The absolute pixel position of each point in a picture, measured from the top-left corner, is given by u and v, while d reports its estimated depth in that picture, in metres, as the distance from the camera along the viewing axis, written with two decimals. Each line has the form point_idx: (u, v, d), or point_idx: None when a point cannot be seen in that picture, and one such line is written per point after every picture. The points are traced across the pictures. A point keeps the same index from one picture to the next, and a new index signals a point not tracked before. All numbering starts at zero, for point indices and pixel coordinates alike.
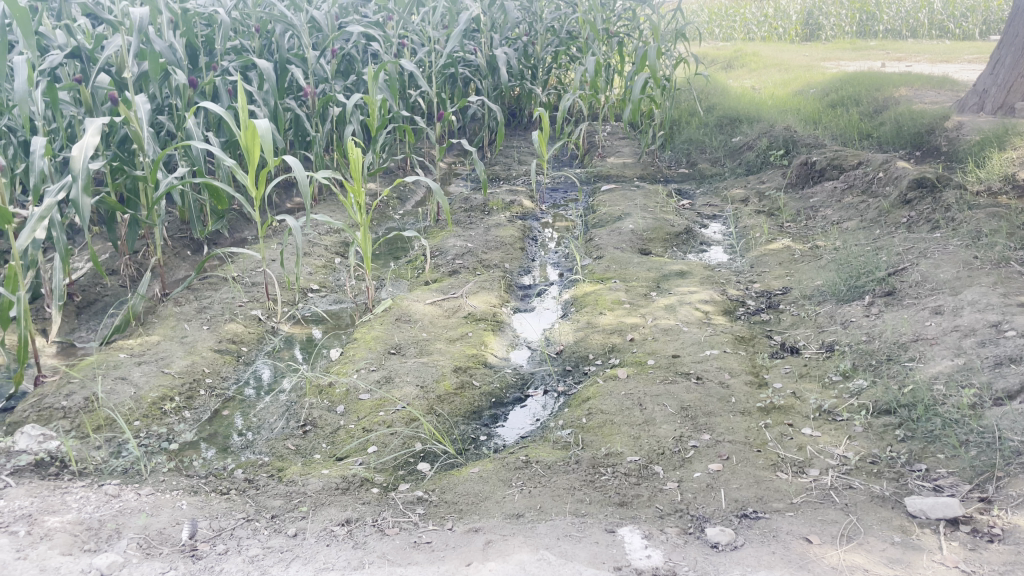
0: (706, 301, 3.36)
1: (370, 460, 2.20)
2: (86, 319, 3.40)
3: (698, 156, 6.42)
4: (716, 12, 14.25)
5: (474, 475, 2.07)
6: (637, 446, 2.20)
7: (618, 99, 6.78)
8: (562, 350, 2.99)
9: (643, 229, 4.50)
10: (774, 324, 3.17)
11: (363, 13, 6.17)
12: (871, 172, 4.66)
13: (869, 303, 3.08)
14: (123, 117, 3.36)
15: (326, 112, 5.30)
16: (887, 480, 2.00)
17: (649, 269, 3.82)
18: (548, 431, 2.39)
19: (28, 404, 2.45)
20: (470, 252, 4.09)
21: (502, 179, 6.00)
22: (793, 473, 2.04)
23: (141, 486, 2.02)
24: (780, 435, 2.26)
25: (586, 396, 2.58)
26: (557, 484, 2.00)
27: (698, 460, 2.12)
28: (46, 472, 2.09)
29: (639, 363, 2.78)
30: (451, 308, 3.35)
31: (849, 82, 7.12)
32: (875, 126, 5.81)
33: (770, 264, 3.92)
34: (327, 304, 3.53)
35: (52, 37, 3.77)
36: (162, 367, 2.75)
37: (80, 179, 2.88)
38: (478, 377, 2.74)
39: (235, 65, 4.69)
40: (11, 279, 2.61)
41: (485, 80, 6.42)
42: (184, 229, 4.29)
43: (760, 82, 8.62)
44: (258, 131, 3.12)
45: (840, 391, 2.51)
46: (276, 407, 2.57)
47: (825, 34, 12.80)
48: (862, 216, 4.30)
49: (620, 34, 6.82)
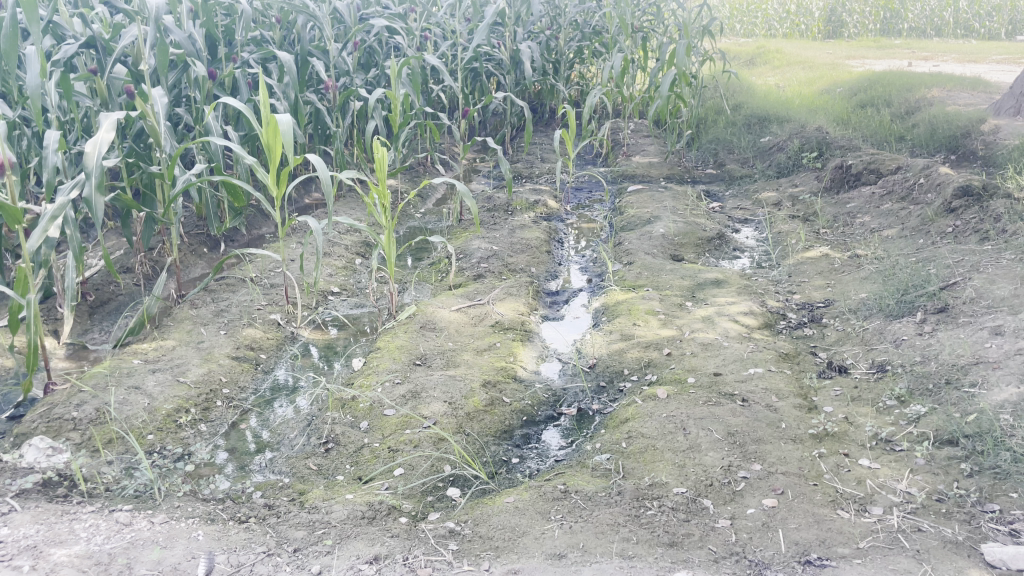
0: (745, 313, 3.20)
1: (397, 485, 2.07)
2: (100, 320, 3.28)
3: (726, 156, 6.24)
4: (736, 9, 14.03)
5: (510, 505, 1.94)
6: (683, 477, 2.06)
7: (645, 95, 6.58)
8: (596, 364, 2.84)
9: (674, 234, 4.34)
10: (818, 340, 3.02)
11: (384, 4, 6.01)
12: (911, 177, 4.47)
13: (921, 320, 2.90)
14: (139, 111, 3.22)
15: (347, 106, 5.14)
16: (958, 523, 1.84)
17: (683, 277, 3.66)
18: (585, 456, 2.25)
19: (37, 414, 2.32)
20: (496, 255, 3.95)
21: (525, 177, 5.83)
22: (855, 512, 1.89)
23: (155, 513, 1.89)
24: (835, 466, 2.11)
25: (625, 417, 2.43)
26: (600, 519, 1.87)
27: (751, 494, 1.97)
28: (54, 494, 1.96)
29: (679, 381, 2.62)
30: (477, 315, 3.21)
31: (878, 81, 6.91)
32: (908, 128, 5.61)
33: (809, 273, 3.76)
34: (347, 308, 3.39)
35: (67, 24, 3.62)
36: (178, 376, 2.62)
37: (93, 176, 2.72)
38: (508, 393, 2.59)
39: (255, 57, 4.53)
40: (20, 281, 2.46)
41: (509, 75, 6.23)
42: (201, 226, 4.18)
43: (784, 80, 8.41)
44: (281, 128, 2.94)
45: (896, 417, 2.36)
46: (297, 422, 2.43)
47: (848, 31, 12.46)
48: (904, 224, 4.11)
49: (646, 30, 6.60)
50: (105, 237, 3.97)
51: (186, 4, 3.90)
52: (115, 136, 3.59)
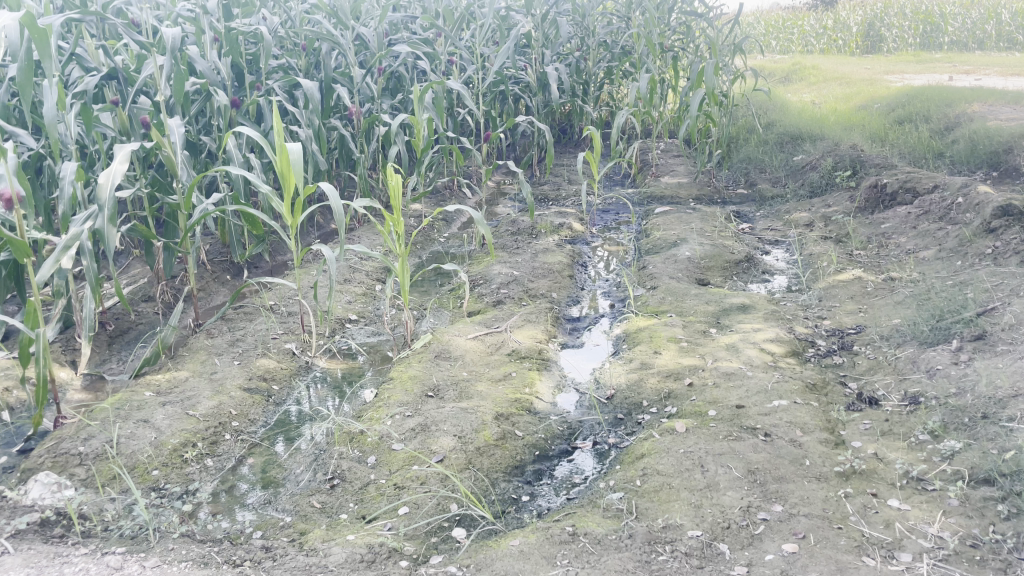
0: (771, 341, 3.08)
1: (400, 525, 2.00)
2: (118, 350, 3.28)
3: (758, 176, 6.11)
4: (773, 27, 14.22)
5: (515, 549, 1.86)
6: (699, 518, 1.96)
7: (674, 115, 6.48)
8: (614, 396, 2.75)
9: (701, 257, 4.23)
10: (848, 369, 2.89)
11: (411, 30, 6.02)
12: (949, 197, 4.33)
13: (957, 349, 2.76)
14: (155, 141, 3.22)
15: (372, 132, 5.13)
16: (993, 572, 1.71)
17: (708, 302, 3.55)
18: (597, 494, 2.16)
19: (44, 449, 2.30)
20: (516, 281, 3.88)
21: (551, 199, 5.77)
22: (881, 558, 1.78)
23: (147, 556, 1.85)
24: (863, 507, 1.99)
25: (641, 452, 2.33)
26: (608, 565, 1.78)
27: (770, 538, 1.87)
28: (50, 534, 1.93)
29: (700, 414, 2.52)
30: (494, 344, 3.14)
31: (917, 97, 6.73)
32: (947, 144, 5.44)
33: (840, 297, 3.63)
34: (364, 336, 3.35)
35: (90, 56, 3.63)
36: (187, 409, 2.58)
37: (106, 208, 2.72)
38: (521, 426, 2.51)
39: (280, 84, 4.54)
40: (30, 315, 2.45)
41: (535, 97, 6.18)
42: (225, 253, 4.19)
43: (820, 97, 8.24)
44: (292, 157, 2.91)
45: (929, 454, 2.23)
46: (305, 456, 2.38)
47: (887, 45, 12.23)
48: (941, 245, 3.96)
49: (675, 49, 6.49)
50: (129, 266, 3.99)
51: (209, 34, 3.92)
52: (137, 166, 3.61)
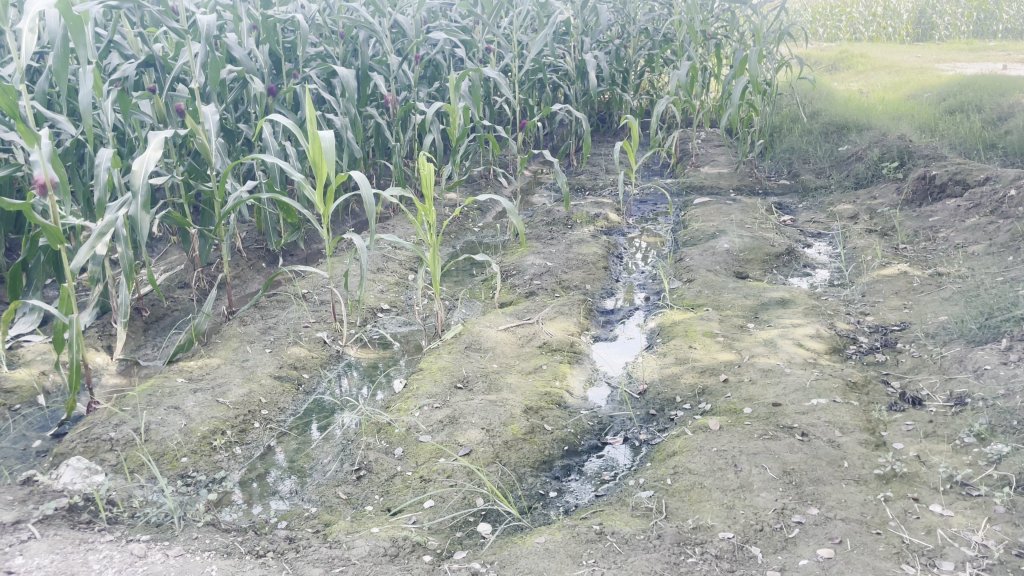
0: (811, 337, 2.99)
1: (424, 519, 1.97)
2: (154, 336, 3.30)
3: (801, 166, 5.96)
4: (820, 12, 13.92)
5: (540, 546, 1.83)
6: (731, 520, 1.90)
7: (715, 104, 6.36)
8: (646, 391, 2.69)
9: (740, 250, 4.14)
10: (890, 367, 2.80)
11: (450, 18, 5.97)
12: (1001, 189, 4.19)
13: (1006, 348, 2.65)
14: (190, 129, 3.22)
15: (409, 120, 5.10)
16: None
17: (746, 296, 3.46)
18: (626, 492, 2.11)
19: (76, 434, 2.33)
20: (550, 272, 3.83)
21: (587, 189, 5.70)
22: (922, 566, 1.71)
23: (171, 545, 1.85)
24: (903, 512, 1.91)
25: (672, 450, 2.28)
26: (636, 567, 1.73)
27: (805, 542, 1.81)
28: (77, 520, 1.94)
29: (734, 412, 2.45)
30: (525, 335, 3.10)
31: (969, 86, 6.51)
32: (1000, 135, 5.25)
33: (884, 293, 3.52)
34: (395, 326, 3.33)
35: (128, 44, 3.65)
36: (217, 396, 2.59)
37: (139, 194, 2.72)
38: (550, 420, 2.47)
39: (317, 72, 4.53)
40: (64, 300, 2.45)
41: (574, 85, 6.10)
42: (261, 241, 4.21)
43: (868, 86, 8.02)
44: (324, 145, 2.88)
45: (974, 457, 2.14)
46: (332, 447, 2.37)
47: (939, 34, 11.93)
48: (992, 239, 3.81)
49: (718, 37, 6.35)
50: (167, 253, 4.03)
51: (245, 21, 3.91)
52: (174, 153, 3.62)
